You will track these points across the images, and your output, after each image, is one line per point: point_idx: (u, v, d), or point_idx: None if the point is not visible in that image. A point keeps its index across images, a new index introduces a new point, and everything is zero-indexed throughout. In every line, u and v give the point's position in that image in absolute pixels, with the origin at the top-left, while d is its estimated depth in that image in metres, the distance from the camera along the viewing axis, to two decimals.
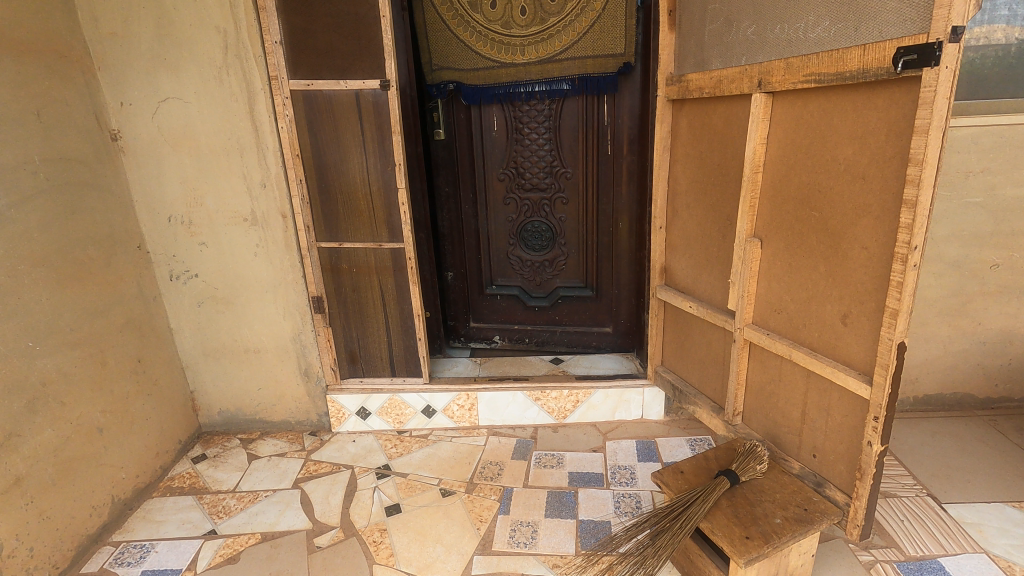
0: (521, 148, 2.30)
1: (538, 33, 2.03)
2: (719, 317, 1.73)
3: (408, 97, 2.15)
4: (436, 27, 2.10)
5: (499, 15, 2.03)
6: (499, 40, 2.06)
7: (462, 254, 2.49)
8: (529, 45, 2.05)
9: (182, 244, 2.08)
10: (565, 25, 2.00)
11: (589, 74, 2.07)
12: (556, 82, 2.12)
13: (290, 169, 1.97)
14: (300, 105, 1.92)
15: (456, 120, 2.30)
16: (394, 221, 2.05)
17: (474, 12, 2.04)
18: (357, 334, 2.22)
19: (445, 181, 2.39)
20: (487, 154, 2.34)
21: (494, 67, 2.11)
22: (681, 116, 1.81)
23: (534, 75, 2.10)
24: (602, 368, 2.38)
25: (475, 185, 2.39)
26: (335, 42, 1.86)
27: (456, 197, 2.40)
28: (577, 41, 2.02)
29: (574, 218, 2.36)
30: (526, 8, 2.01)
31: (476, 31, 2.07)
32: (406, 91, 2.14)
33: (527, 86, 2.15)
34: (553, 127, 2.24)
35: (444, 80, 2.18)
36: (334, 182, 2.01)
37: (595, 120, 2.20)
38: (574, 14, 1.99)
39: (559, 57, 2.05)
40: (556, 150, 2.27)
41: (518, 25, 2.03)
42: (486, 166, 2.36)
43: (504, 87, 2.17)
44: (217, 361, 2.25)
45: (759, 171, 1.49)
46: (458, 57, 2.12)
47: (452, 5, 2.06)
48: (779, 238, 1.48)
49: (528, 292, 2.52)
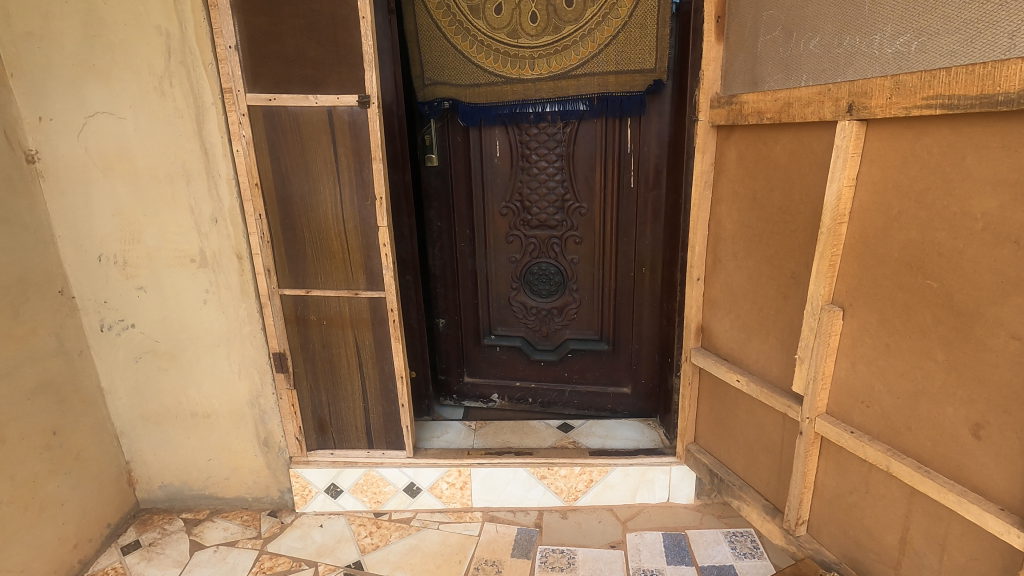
0: (528, 178, 1.95)
1: (551, 44, 1.73)
2: (780, 401, 1.36)
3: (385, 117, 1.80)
4: (429, 37, 1.81)
5: (507, 24, 1.74)
6: (504, 52, 1.77)
7: (455, 297, 2.14)
8: (540, 56, 1.75)
9: (116, 288, 1.72)
10: (583, 35, 1.70)
11: (608, 92, 1.74)
12: (571, 101, 1.80)
13: (247, 202, 1.61)
14: (260, 123, 1.56)
15: (450, 144, 1.96)
16: (374, 265, 1.67)
17: (477, 21, 1.76)
18: (327, 399, 1.84)
19: (437, 216, 2.05)
20: (488, 185, 1.99)
21: (499, 84, 1.81)
22: (728, 146, 1.46)
23: (546, 93, 1.79)
24: (620, 438, 2.00)
25: (473, 220, 2.04)
26: (305, 48, 1.50)
27: (451, 233, 2.06)
28: (597, 54, 1.71)
29: (589, 260, 2.01)
30: (537, 14, 1.72)
31: (479, 41, 1.78)
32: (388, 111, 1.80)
33: (536, 104, 1.83)
34: (565, 154, 1.90)
35: (437, 99, 1.87)
36: (301, 218, 1.64)
37: (616, 147, 1.86)
38: (594, 21, 1.69)
39: (575, 73, 1.75)
40: (569, 181, 1.92)
41: (527, 35, 1.74)
42: (485, 199, 2.01)
43: (507, 107, 1.85)
44: (158, 426, 1.87)
45: (844, 223, 1.15)
46: (454, 72, 1.83)
47: (450, 10, 1.77)
48: (871, 309, 1.13)
49: (532, 344, 2.15)
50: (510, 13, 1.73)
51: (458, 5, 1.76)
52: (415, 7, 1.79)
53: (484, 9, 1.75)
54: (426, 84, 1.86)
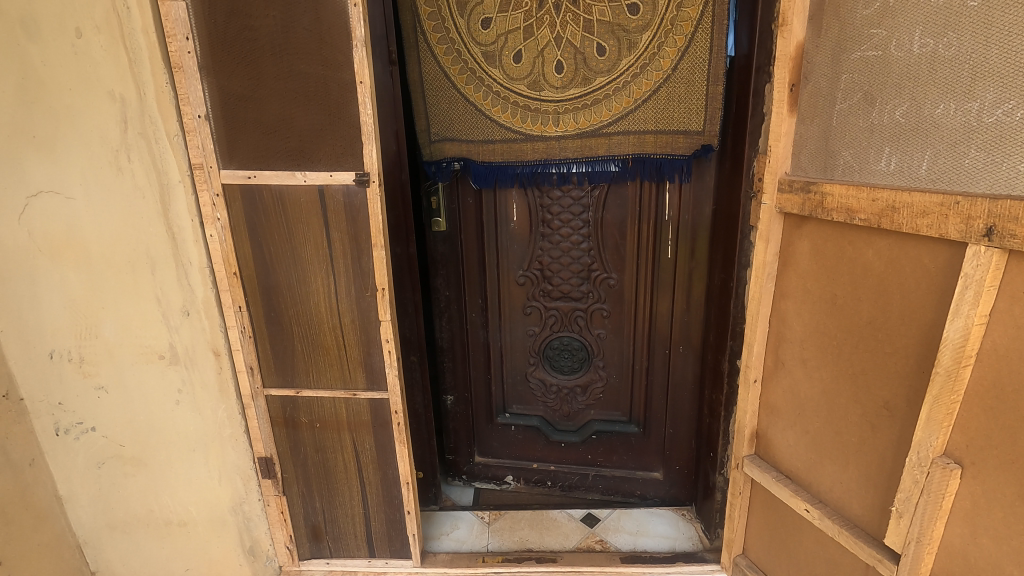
0: (549, 245, 1.71)
1: (579, 96, 1.49)
2: (866, 550, 1.14)
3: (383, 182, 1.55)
4: (435, 87, 1.56)
5: (528, 72, 1.50)
6: (524, 105, 1.53)
7: (465, 372, 1.91)
8: (565, 110, 1.51)
9: (72, 388, 1.46)
10: (618, 87, 1.46)
11: (646, 153, 1.50)
12: (601, 162, 1.56)
13: (224, 294, 1.37)
14: (238, 204, 1.30)
15: (458, 207, 1.71)
16: (375, 363, 1.43)
17: (493, 69, 1.52)
18: (321, 505, 1.60)
19: (445, 284, 1.81)
20: (502, 252, 1.75)
21: (518, 141, 1.56)
22: (799, 237, 1.22)
23: (572, 153, 1.55)
24: (653, 536, 1.77)
25: (485, 290, 1.80)
26: (289, 116, 1.25)
27: (460, 304, 1.82)
28: (633, 110, 1.46)
29: (617, 335, 1.77)
30: (564, 62, 1.47)
31: (495, 92, 1.53)
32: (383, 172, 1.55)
33: (560, 165, 1.59)
34: (592, 221, 1.66)
35: (445, 158, 1.62)
36: (289, 310, 1.39)
37: (651, 214, 1.62)
38: (631, 71, 1.44)
39: (607, 131, 1.50)
40: (596, 250, 1.69)
41: (551, 86, 1.50)
42: (500, 267, 1.77)
43: (527, 168, 1.60)
44: (126, 535, 1.62)
45: (969, 365, 0.92)
46: (465, 128, 1.58)
47: (460, 56, 1.52)
48: (1005, 476, 0.90)
49: (550, 423, 1.92)
50: (532, 61, 1.49)
51: (470, 51, 1.52)
52: (419, 53, 1.54)
53: (501, 56, 1.50)
54: (432, 140, 1.61)
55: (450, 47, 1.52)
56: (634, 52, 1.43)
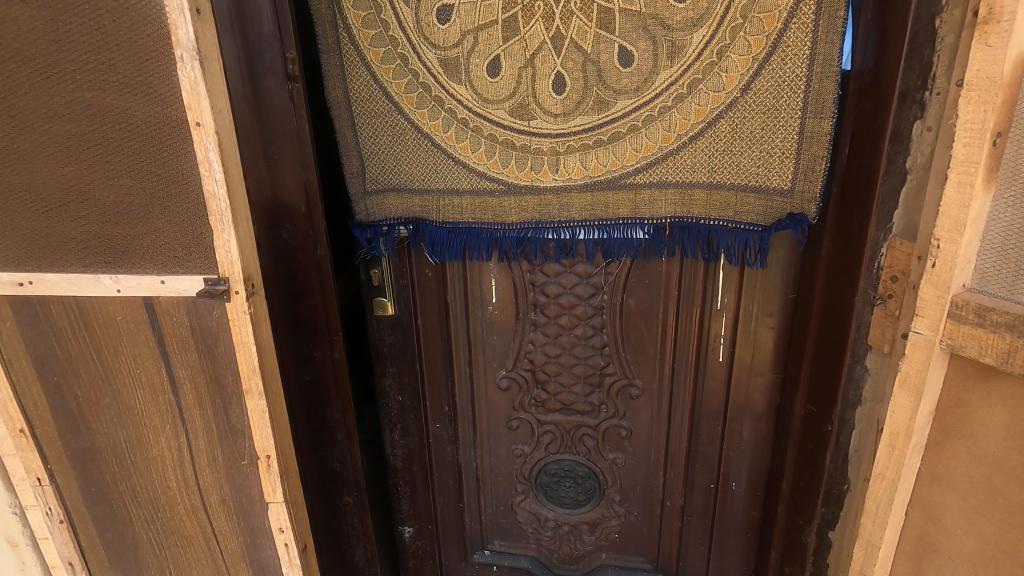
0: (544, 340, 1.18)
1: (590, 128, 0.97)
2: None
3: (286, 259, 1.02)
4: (369, 112, 1.02)
5: (511, 90, 0.97)
6: (505, 141, 1.00)
7: (428, 500, 1.38)
8: (570, 149, 0.99)
9: None
10: (651, 116, 0.94)
11: (692, 217, 0.97)
12: (621, 227, 1.03)
13: (11, 460, 0.84)
14: (14, 325, 0.77)
15: (410, 283, 1.19)
16: (266, 559, 0.89)
17: (457, 85, 0.98)
18: None
19: (396, 387, 1.28)
20: (476, 344, 1.22)
21: (496, 194, 1.03)
22: (985, 397, 0.69)
23: (576, 214, 1.02)
24: None
25: (453, 395, 1.27)
26: (77, 178, 0.70)
27: (418, 413, 1.30)
28: (675, 152, 0.95)
29: (641, 461, 1.25)
30: (568, 76, 0.95)
31: (461, 120, 1.00)
32: (287, 245, 1.01)
33: (559, 229, 1.05)
34: (606, 308, 1.13)
35: (386, 219, 1.09)
36: (120, 484, 0.86)
37: (696, 302, 1.09)
38: (673, 92, 0.92)
39: (633, 181, 0.98)
40: (614, 347, 1.16)
41: (546, 113, 0.97)
42: (473, 364, 1.24)
43: (509, 233, 1.07)
44: None
45: None
46: (416, 174, 1.04)
47: (406, 65, 0.98)
48: None
49: (546, 567, 1.39)
50: (517, 73, 0.96)
51: (420, 58, 0.98)
52: (342, 61, 1.01)
53: (470, 65, 0.97)
54: (367, 192, 1.07)
55: (391, 51, 0.98)
56: (680, 62, 0.90)
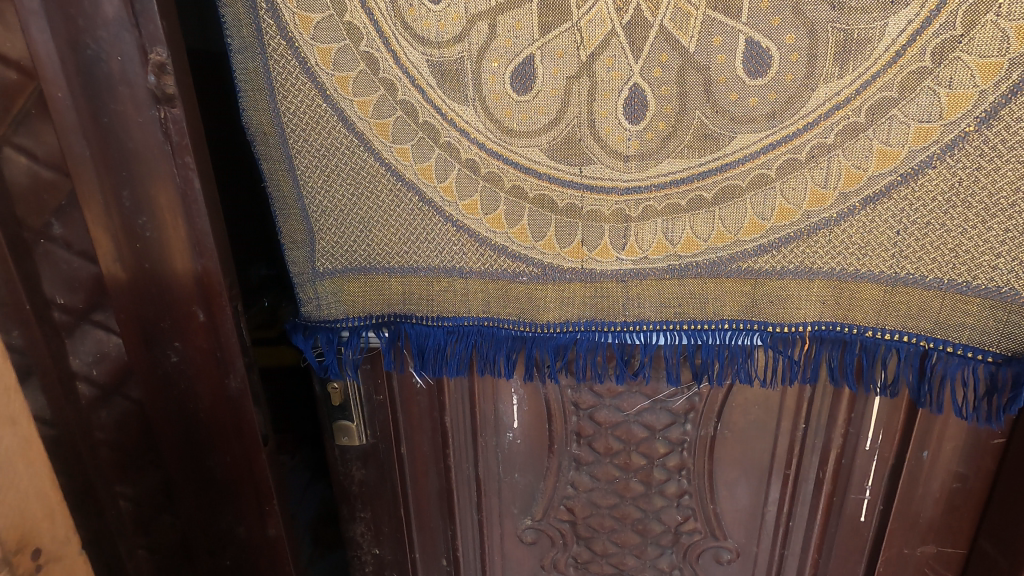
0: (591, 482, 0.79)
1: (682, 180, 0.59)
2: None
3: (178, 396, 0.62)
4: (319, 150, 0.63)
5: (550, 116, 0.59)
6: (538, 198, 0.62)
7: None
8: (647, 213, 0.61)
9: None
10: (795, 161, 0.55)
11: (850, 324, 0.60)
12: (723, 336, 0.64)
13: None
14: None
15: (388, 401, 0.78)
16: None
17: (460, 107, 0.60)
18: None
19: (370, 537, 0.89)
20: (488, 485, 0.83)
21: (525, 279, 0.66)
22: None
23: (652, 313, 0.65)
24: None
25: (453, 548, 0.89)
26: None
27: (403, 569, 0.91)
28: (831, 221, 0.56)
29: None
30: (652, 94, 0.56)
31: (467, 165, 0.62)
32: (178, 374, 0.62)
33: (624, 332, 0.67)
34: (688, 443, 0.74)
35: (349, 315, 0.70)
36: None
37: (832, 441, 0.71)
38: (839, 123, 0.53)
39: (751, 264, 0.60)
40: (696, 496, 0.77)
41: (608, 154, 0.59)
42: (483, 510, 0.85)
43: (544, 339, 0.68)
44: None
45: None
46: (398, 244, 0.67)
47: (375, 73, 0.60)
48: None
49: None
50: (563, 89, 0.57)
51: (400, 63, 0.59)
52: (267, 64, 0.60)
53: (482, 74, 0.58)
54: (320, 272, 0.68)
55: (349, 48, 0.59)
56: (858, 69, 0.51)
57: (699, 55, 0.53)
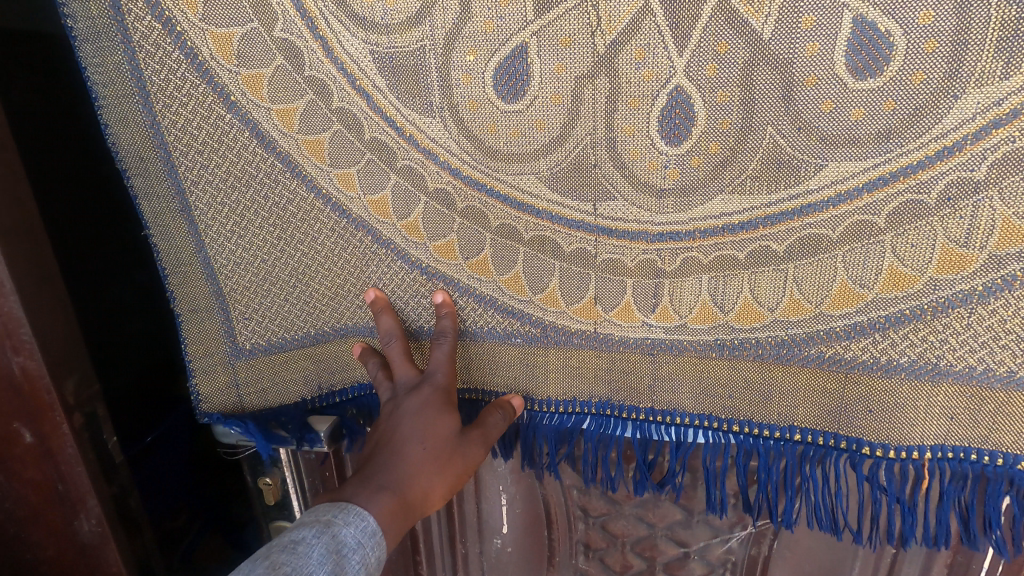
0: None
1: (744, 227, 0.41)
2: None
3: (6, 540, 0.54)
4: (221, 182, 0.49)
5: (552, 134, 0.40)
6: (537, 243, 0.45)
7: None
8: (687, 268, 0.43)
9: None
10: (921, 205, 0.37)
11: (991, 450, 0.40)
12: (794, 450, 0.45)
13: None
14: None
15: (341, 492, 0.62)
16: None
17: (424, 119, 0.43)
18: None
19: None
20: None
21: (519, 340, 0.49)
22: None
23: (689, 404, 0.47)
24: None
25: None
26: None
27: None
28: (974, 297, 0.37)
29: None
30: (704, 103, 0.37)
31: (439, 195, 0.45)
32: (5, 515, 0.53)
33: (648, 424, 0.49)
34: (731, 562, 0.57)
35: (305, 396, 0.56)
36: None
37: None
38: (996, 147, 0.34)
39: (841, 351, 0.42)
40: None
41: (635, 189, 0.41)
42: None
43: (545, 423, 0.51)
44: None
45: None
46: (335, 301, 0.52)
47: (304, 71, 0.44)
48: None
49: None
50: (569, 96, 0.39)
51: (334, 56, 0.43)
52: (141, 72, 0.45)
53: (452, 72, 0.41)
54: (239, 349, 0.54)
55: (265, 36, 0.43)
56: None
57: (778, 45, 0.35)
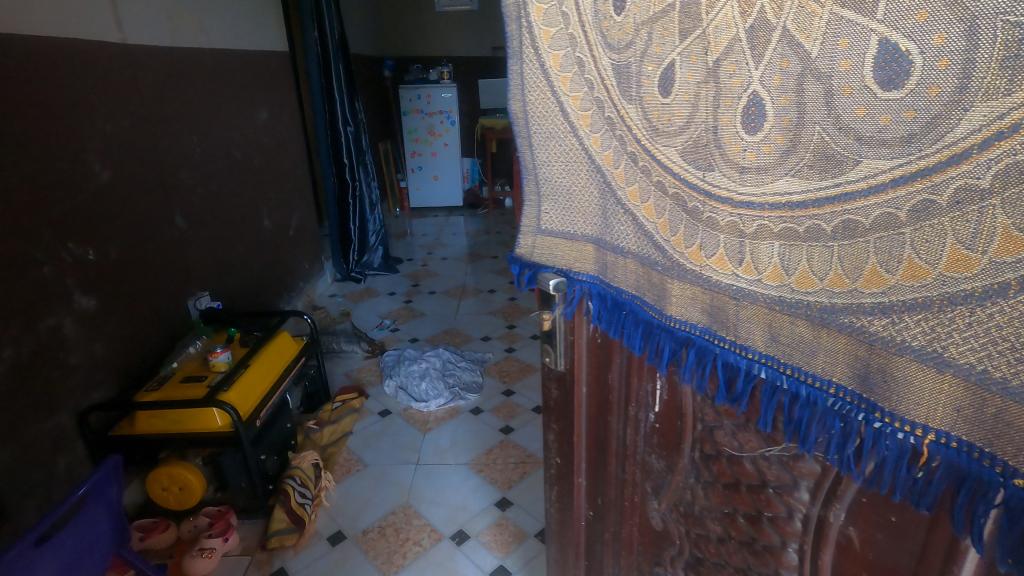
0: (704, 498, 0.75)
1: (798, 208, 0.47)
2: None
3: None
4: (547, 127, 0.74)
5: (684, 119, 0.56)
6: (677, 196, 0.59)
7: None
8: (762, 233, 0.51)
9: None
10: (934, 205, 0.39)
11: (1000, 461, 0.39)
12: (829, 402, 0.50)
13: None
14: None
15: (577, 343, 0.87)
16: None
17: (628, 106, 0.62)
18: None
19: (555, 446, 1.01)
20: (631, 457, 0.86)
21: (655, 263, 0.65)
22: None
23: (761, 344, 0.54)
24: None
25: (606, 494, 0.94)
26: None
27: (570, 488, 1.01)
28: (974, 298, 0.38)
29: None
30: (772, 103, 0.47)
31: (629, 156, 0.64)
32: None
33: (730, 353, 0.58)
34: (800, 515, 0.62)
35: (558, 263, 0.80)
36: None
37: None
38: (999, 159, 0.35)
39: (867, 325, 0.45)
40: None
41: (728, 163, 0.52)
42: (625, 470, 0.88)
43: (665, 331, 0.65)
44: None
45: None
46: (591, 217, 0.73)
47: (593, 69, 0.66)
48: None
49: None
50: (694, 93, 0.54)
51: (599, 67, 0.65)
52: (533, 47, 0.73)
53: (642, 77, 0.59)
54: (542, 229, 0.80)
55: (583, 44, 0.67)
56: None
57: (821, 61, 0.42)
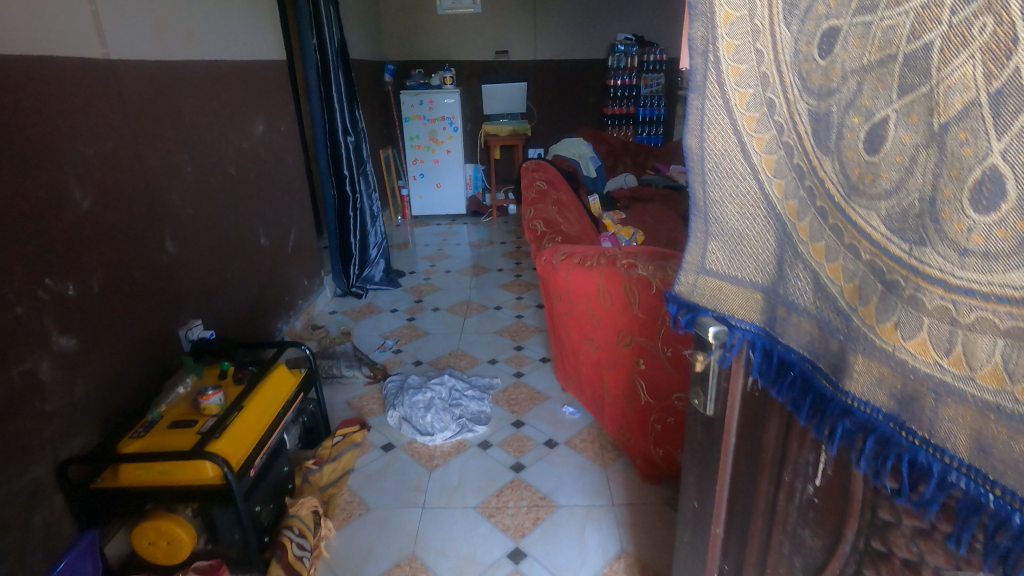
0: None
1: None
2: None
3: None
4: (719, 161, 0.70)
5: (894, 182, 0.48)
6: (874, 262, 0.51)
7: None
8: (981, 326, 0.44)
9: None
10: None
11: None
12: None
13: None
14: None
15: (733, 391, 0.79)
16: None
17: (823, 157, 0.55)
18: None
19: (694, 490, 0.94)
20: (781, 524, 0.79)
21: (840, 336, 0.57)
22: None
23: (965, 450, 0.46)
24: None
25: (745, 554, 0.89)
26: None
27: (704, 535, 0.95)
28: None
29: None
30: (1016, 181, 0.39)
31: (818, 211, 0.57)
32: None
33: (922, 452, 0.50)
34: None
35: (719, 308, 0.75)
36: None
37: None
38: None
39: None
40: None
41: (944, 240, 0.45)
42: (771, 537, 0.82)
43: (843, 409, 0.58)
44: None
45: None
46: (763, 263, 0.67)
47: (782, 109, 0.59)
48: None
49: None
50: (909, 156, 0.46)
51: (790, 109, 0.58)
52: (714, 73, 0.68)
53: (843, 129, 0.52)
54: (706, 268, 0.76)
55: (771, 78, 0.60)
56: None
57: None
